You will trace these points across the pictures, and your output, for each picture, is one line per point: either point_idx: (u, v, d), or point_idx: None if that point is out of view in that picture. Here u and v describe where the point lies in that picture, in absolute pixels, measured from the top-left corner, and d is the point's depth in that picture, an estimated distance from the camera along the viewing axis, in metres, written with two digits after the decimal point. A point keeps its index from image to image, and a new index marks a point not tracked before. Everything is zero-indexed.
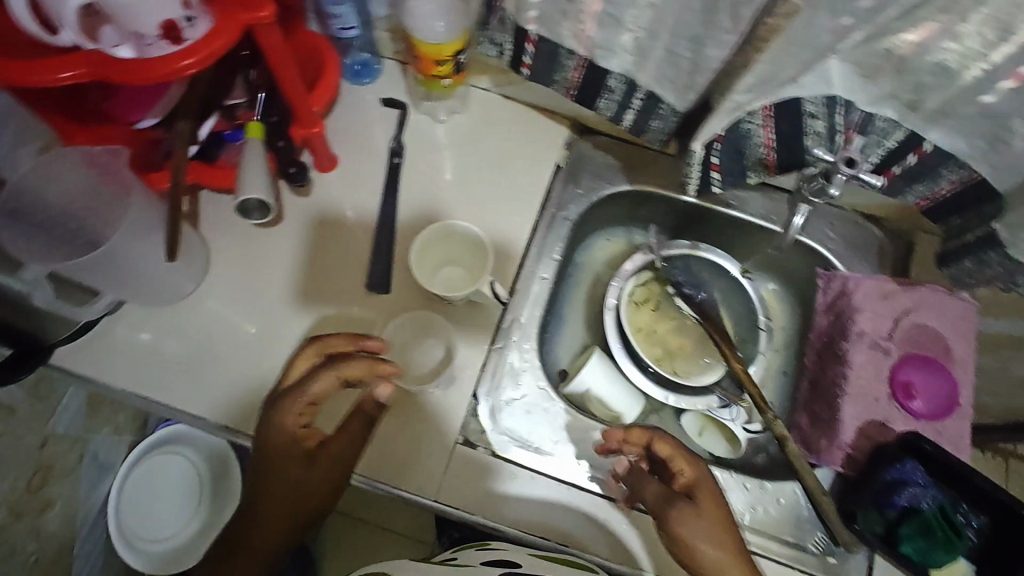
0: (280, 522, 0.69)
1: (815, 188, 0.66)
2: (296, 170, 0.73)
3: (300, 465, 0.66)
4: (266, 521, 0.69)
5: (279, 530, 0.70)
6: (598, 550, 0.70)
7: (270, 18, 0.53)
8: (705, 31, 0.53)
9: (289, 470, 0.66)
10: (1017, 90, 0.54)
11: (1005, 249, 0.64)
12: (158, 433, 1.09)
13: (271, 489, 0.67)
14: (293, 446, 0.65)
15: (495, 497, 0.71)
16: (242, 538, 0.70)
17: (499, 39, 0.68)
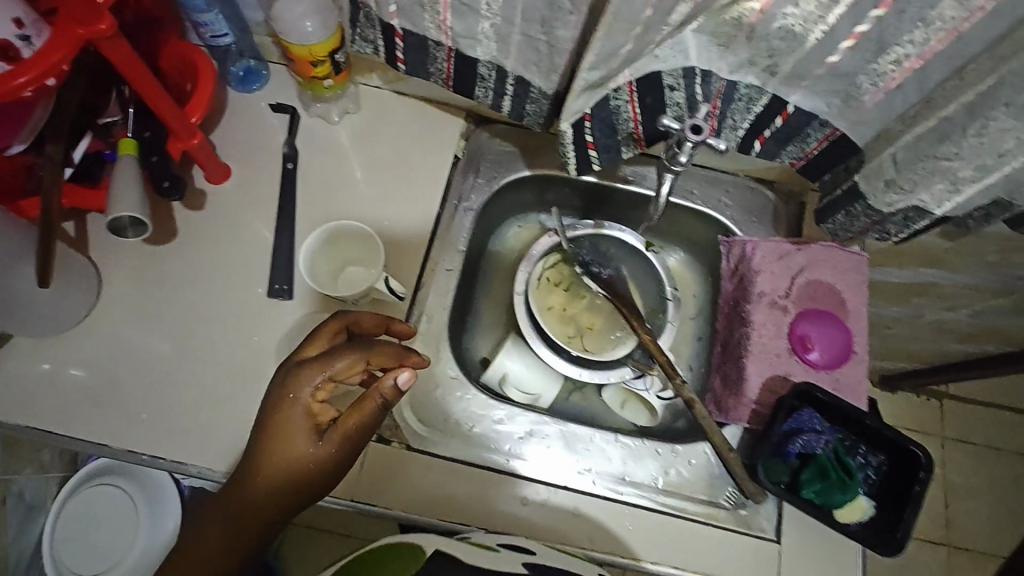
0: (261, 514, 0.58)
1: (672, 154, 0.64)
2: (169, 182, 0.70)
3: (302, 443, 0.56)
4: (244, 505, 0.58)
5: (251, 527, 0.58)
6: (588, 542, 0.71)
7: (111, 31, 0.52)
8: (551, 13, 0.54)
9: (288, 449, 0.56)
10: (855, 48, 0.56)
11: (867, 201, 0.68)
12: (93, 464, 1.06)
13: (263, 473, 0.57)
14: (303, 419, 0.57)
15: (475, 503, 0.72)
16: (209, 526, 0.58)
17: (370, 35, 0.66)
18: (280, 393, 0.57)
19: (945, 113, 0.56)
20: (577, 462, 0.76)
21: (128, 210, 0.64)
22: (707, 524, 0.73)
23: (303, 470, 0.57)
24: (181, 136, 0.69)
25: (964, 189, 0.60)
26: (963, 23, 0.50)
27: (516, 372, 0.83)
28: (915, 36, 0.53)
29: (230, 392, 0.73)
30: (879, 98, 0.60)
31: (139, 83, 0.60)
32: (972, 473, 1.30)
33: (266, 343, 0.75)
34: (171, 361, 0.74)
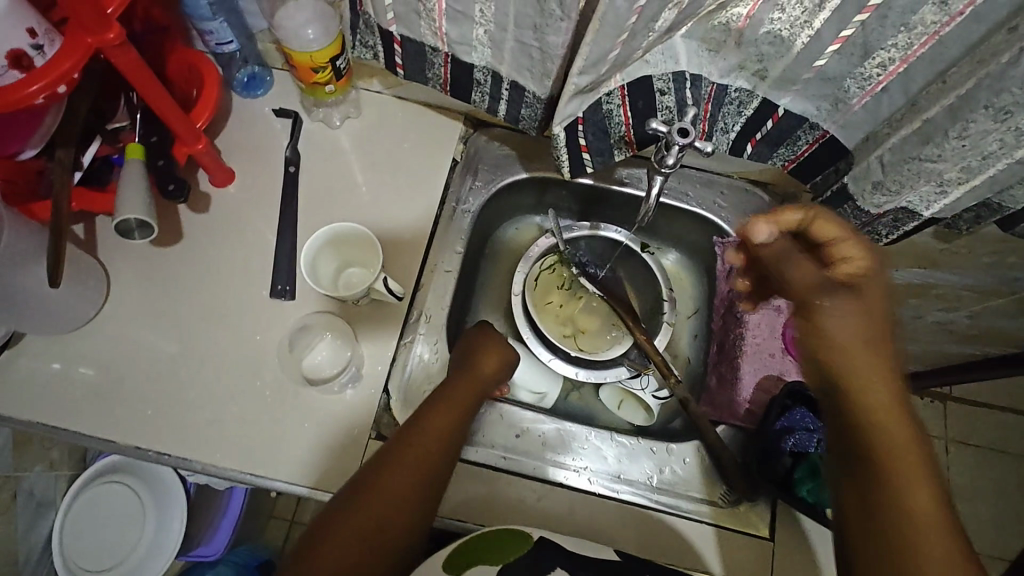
0: (422, 467, 0.65)
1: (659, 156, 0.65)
2: (174, 185, 0.74)
3: (465, 392, 0.70)
4: (408, 459, 0.65)
5: (414, 485, 0.64)
6: (614, 536, 0.73)
7: (118, 39, 0.55)
8: (543, 21, 0.55)
9: (454, 398, 0.70)
10: (840, 52, 0.57)
11: (856, 202, 0.69)
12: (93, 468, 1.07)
13: (430, 422, 0.67)
14: (461, 381, 0.71)
15: (492, 502, 0.73)
16: (376, 484, 0.63)
17: (369, 41, 0.68)
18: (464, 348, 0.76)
19: (928, 116, 0.57)
20: (573, 460, 0.77)
21: (132, 212, 0.66)
22: (708, 524, 0.74)
23: (460, 418, 0.69)
24: (186, 141, 0.71)
25: (951, 190, 0.61)
26: (943, 27, 0.51)
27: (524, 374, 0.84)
28: (898, 41, 0.54)
29: (234, 390, 0.75)
30: (866, 100, 0.61)
31: (145, 88, 0.62)
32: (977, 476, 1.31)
33: (268, 343, 0.77)
34: (176, 361, 0.76)
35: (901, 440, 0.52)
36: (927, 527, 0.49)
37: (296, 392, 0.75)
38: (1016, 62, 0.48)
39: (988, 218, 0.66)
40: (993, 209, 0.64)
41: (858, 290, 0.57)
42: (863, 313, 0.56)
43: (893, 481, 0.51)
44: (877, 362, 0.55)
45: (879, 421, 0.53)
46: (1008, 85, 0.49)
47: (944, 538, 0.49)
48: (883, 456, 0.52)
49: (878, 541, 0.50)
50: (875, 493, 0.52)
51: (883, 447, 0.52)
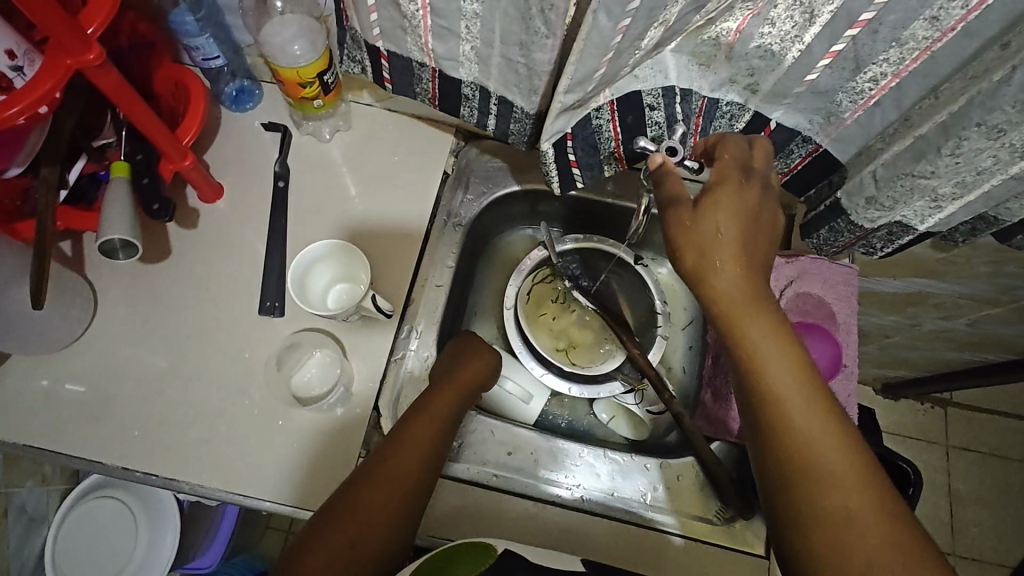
0: (411, 474, 0.63)
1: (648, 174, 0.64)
2: (158, 205, 0.72)
3: (456, 394, 0.70)
4: (397, 468, 0.63)
5: (403, 495, 0.62)
6: (607, 552, 0.72)
7: (99, 60, 0.54)
8: (529, 38, 0.55)
9: (442, 402, 0.69)
10: (832, 66, 0.56)
11: (849, 216, 0.68)
12: (84, 484, 1.06)
13: (418, 431, 0.66)
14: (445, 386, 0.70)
15: (484, 521, 0.73)
16: (365, 493, 0.61)
17: (356, 55, 0.67)
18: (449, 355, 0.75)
19: (920, 133, 0.57)
20: (565, 475, 0.76)
21: (116, 232, 0.65)
22: (702, 541, 0.73)
23: (449, 424, 0.68)
24: (172, 157, 0.71)
25: (945, 205, 0.61)
26: (936, 43, 0.50)
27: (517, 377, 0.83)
28: (890, 56, 0.53)
29: (222, 408, 0.74)
30: (859, 115, 0.60)
31: (129, 108, 0.62)
32: (978, 482, 1.31)
33: (256, 360, 0.76)
34: (163, 380, 0.75)
35: (781, 352, 0.51)
36: (814, 434, 0.50)
37: (285, 411, 0.74)
38: (1006, 81, 0.48)
39: (984, 230, 0.65)
40: (989, 221, 0.63)
41: (711, 213, 0.53)
42: (723, 231, 0.53)
43: (778, 399, 0.51)
44: (743, 273, 0.53)
45: (755, 338, 0.52)
46: (1000, 103, 0.49)
47: (832, 440, 0.49)
48: (763, 375, 0.51)
49: (775, 458, 0.51)
50: (763, 414, 0.51)
51: (766, 365, 0.51)
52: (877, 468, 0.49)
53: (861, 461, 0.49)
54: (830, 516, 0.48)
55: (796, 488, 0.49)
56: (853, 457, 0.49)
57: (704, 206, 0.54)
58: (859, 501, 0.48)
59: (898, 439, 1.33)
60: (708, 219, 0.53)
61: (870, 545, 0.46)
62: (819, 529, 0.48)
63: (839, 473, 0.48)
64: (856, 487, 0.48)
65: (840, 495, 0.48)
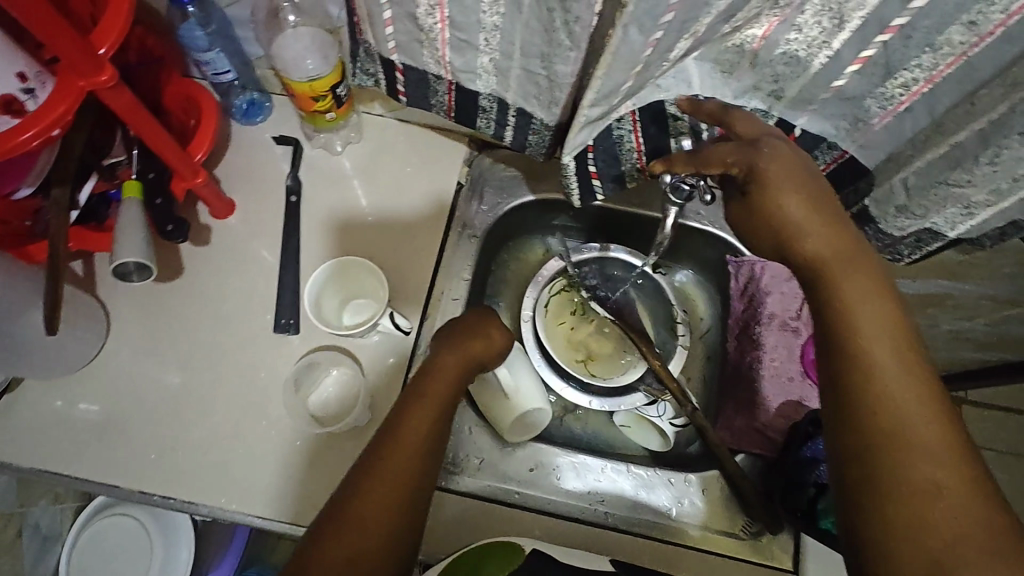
0: (390, 501, 0.55)
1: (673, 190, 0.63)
2: (172, 226, 0.71)
3: (442, 390, 0.62)
4: (376, 494, 0.54)
5: (393, 516, 0.54)
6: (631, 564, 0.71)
7: (112, 81, 0.53)
8: (551, 50, 0.53)
9: (421, 412, 0.60)
10: (861, 72, 0.54)
11: (877, 224, 0.68)
12: (93, 503, 1.05)
13: (397, 450, 0.57)
14: (433, 375, 0.63)
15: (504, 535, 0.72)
16: (342, 525, 0.53)
17: (370, 68, 0.65)
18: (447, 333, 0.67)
19: (957, 140, 0.55)
20: (588, 491, 0.75)
21: (130, 255, 0.64)
22: (727, 557, 0.72)
23: (432, 439, 0.59)
24: (185, 176, 0.70)
25: (978, 212, 0.59)
26: (971, 48, 0.49)
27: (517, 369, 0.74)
28: (923, 61, 0.51)
29: (239, 429, 0.73)
30: (887, 121, 0.58)
31: (139, 125, 0.60)
32: None
33: (273, 379, 0.75)
34: (178, 400, 0.74)
35: (873, 313, 0.49)
36: (902, 397, 0.46)
37: (303, 430, 0.72)
38: None
39: (1014, 235, 0.63)
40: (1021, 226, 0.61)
41: (779, 175, 0.53)
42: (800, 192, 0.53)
43: (865, 355, 0.48)
44: (829, 236, 0.53)
45: (846, 294, 0.50)
46: None
47: (921, 407, 0.46)
48: (851, 326, 0.49)
49: (853, 418, 0.47)
50: (845, 368, 0.48)
51: (853, 321, 0.49)
52: (960, 434, 0.45)
53: (952, 434, 0.45)
54: (910, 479, 0.44)
55: (876, 444, 0.45)
56: (942, 428, 0.45)
57: (768, 169, 0.53)
58: (941, 463, 0.44)
59: None
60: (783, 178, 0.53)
61: (957, 514, 0.42)
62: (896, 489, 0.44)
63: (922, 431, 0.45)
64: (942, 451, 0.44)
65: (925, 457, 0.44)
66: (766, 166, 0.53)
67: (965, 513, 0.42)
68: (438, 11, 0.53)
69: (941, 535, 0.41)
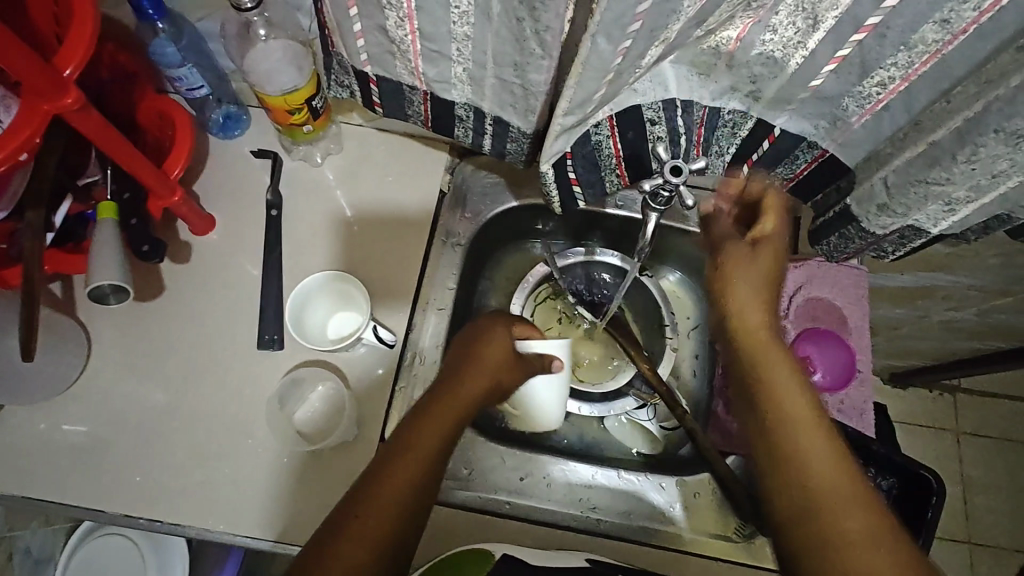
0: (390, 520, 0.53)
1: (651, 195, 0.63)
2: (148, 247, 0.71)
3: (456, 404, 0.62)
4: (377, 514, 0.53)
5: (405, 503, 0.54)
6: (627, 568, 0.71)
7: (77, 103, 0.52)
8: (523, 59, 0.53)
9: (440, 416, 0.61)
10: (837, 71, 0.54)
11: (859, 223, 0.66)
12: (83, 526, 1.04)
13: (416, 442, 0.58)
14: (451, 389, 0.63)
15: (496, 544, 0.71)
16: (338, 544, 0.51)
17: (345, 80, 0.65)
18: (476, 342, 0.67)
19: (934, 138, 0.55)
20: (580, 499, 0.74)
21: (107, 278, 0.63)
22: (722, 560, 0.71)
23: (439, 457, 0.58)
24: (160, 194, 0.69)
25: (959, 208, 0.59)
26: (946, 45, 0.48)
27: (549, 383, 0.68)
28: (898, 59, 0.51)
29: (225, 448, 0.72)
30: (866, 119, 0.58)
31: (108, 145, 0.59)
32: (991, 468, 1.30)
33: (258, 396, 0.74)
34: (163, 420, 0.73)
35: (787, 381, 0.55)
36: (819, 462, 0.51)
37: (289, 447, 0.72)
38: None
39: (997, 228, 0.62)
40: (1003, 220, 0.61)
41: (731, 269, 0.60)
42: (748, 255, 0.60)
43: (781, 409, 0.53)
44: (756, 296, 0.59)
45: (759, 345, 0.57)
46: (1020, 109, 0.47)
47: (834, 466, 0.50)
48: (775, 400, 0.54)
49: (781, 480, 0.51)
50: (774, 439, 0.53)
51: (770, 376, 0.55)
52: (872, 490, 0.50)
53: (858, 483, 0.49)
54: (840, 536, 0.47)
55: (796, 503, 0.50)
56: (848, 477, 0.50)
57: (725, 263, 0.60)
58: (860, 519, 0.48)
59: (911, 429, 1.32)
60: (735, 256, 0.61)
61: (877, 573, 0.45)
62: (829, 549, 0.47)
63: (842, 491, 0.49)
64: (860, 509, 0.48)
65: (848, 519, 0.48)
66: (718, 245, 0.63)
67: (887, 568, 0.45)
68: (407, 23, 0.52)
69: None
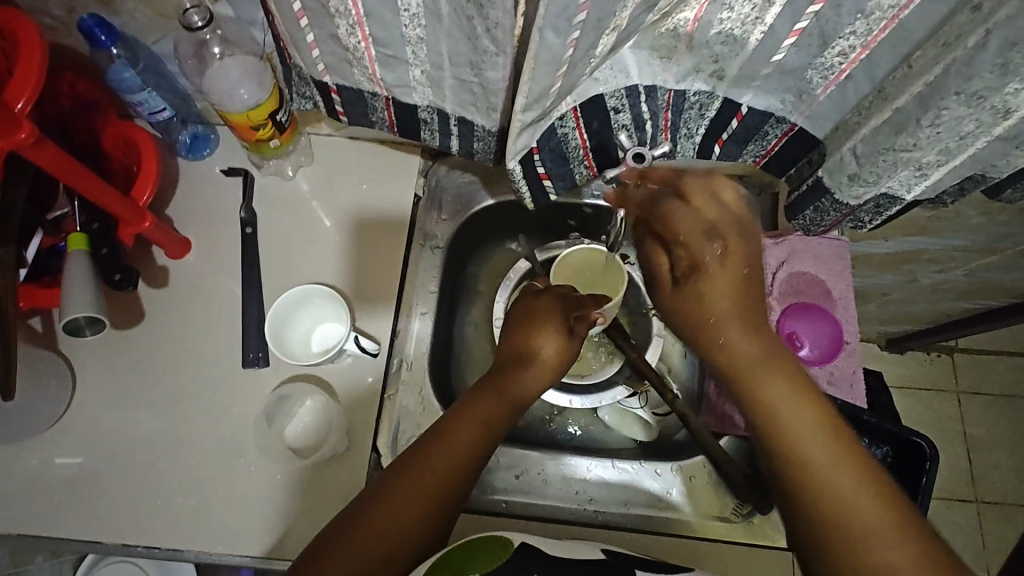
0: (420, 507, 0.54)
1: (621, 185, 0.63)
2: (120, 275, 0.70)
3: (492, 402, 0.60)
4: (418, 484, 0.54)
5: (414, 516, 0.53)
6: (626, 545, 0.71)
7: (32, 137, 0.51)
8: (479, 58, 0.52)
9: (464, 424, 0.58)
10: (798, 45, 0.53)
11: (832, 195, 0.66)
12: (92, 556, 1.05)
13: (437, 458, 0.56)
14: (490, 382, 0.62)
15: None
16: (371, 513, 0.53)
17: (306, 92, 0.64)
18: (526, 320, 0.66)
19: (897, 105, 0.54)
20: (577, 493, 0.74)
21: (81, 310, 0.63)
22: (723, 541, 0.71)
23: (460, 478, 0.56)
24: (130, 221, 0.68)
25: (930, 173, 0.59)
26: (902, 10, 0.48)
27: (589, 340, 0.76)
28: (857, 28, 0.50)
29: (217, 471, 0.72)
30: (831, 90, 0.57)
31: (77, 181, 0.59)
32: (992, 425, 1.30)
33: (247, 415, 0.74)
34: (153, 446, 0.73)
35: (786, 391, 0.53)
36: (834, 478, 0.48)
37: (281, 463, 0.72)
38: (982, 46, 0.46)
39: (972, 189, 0.62)
40: (977, 180, 0.61)
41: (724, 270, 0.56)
42: (732, 305, 0.56)
43: (789, 426, 0.51)
44: (752, 339, 0.55)
45: (764, 391, 0.53)
46: (977, 70, 0.47)
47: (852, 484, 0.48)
48: (771, 411, 0.52)
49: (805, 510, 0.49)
50: (779, 459, 0.51)
51: (768, 386, 0.53)
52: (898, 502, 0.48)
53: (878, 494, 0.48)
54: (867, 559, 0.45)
55: (821, 528, 0.48)
56: (873, 498, 0.47)
57: (716, 275, 0.56)
58: (890, 538, 0.46)
59: (910, 393, 1.32)
60: (716, 295, 0.56)
61: None
62: None
63: (861, 511, 0.47)
64: (886, 529, 0.46)
65: (872, 541, 0.46)
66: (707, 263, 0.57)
67: None
68: (359, 30, 0.51)
69: None
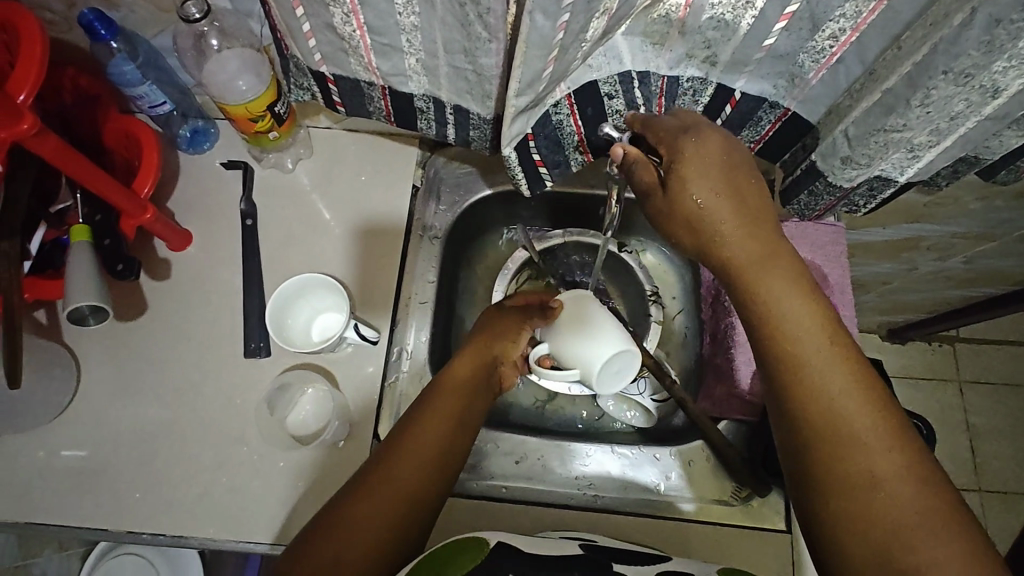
0: (393, 511, 0.56)
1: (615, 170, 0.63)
2: (122, 265, 0.71)
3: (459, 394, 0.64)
4: (403, 474, 0.57)
5: (387, 516, 0.56)
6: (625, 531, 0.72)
7: (34, 127, 0.52)
8: (472, 44, 0.53)
9: (432, 422, 0.61)
10: (789, 29, 0.54)
11: (826, 178, 0.66)
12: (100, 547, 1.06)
13: (403, 461, 0.58)
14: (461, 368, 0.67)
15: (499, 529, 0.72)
16: (343, 517, 0.55)
17: (303, 83, 0.65)
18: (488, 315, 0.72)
19: (887, 86, 0.55)
20: (577, 478, 0.75)
21: (84, 300, 0.64)
22: (720, 526, 0.71)
23: (430, 475, 0.58)
24: (131, 213, 0.69)
25: (922, 154, 0.59)
26: None
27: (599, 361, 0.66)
28: (846, 10, 0.51)
29: (221, 459, 0.73)
30: (823, 74, 0.57)
31: (79, 173, 0.60)
32: (994, 413, 1.30)
33: (249, 404, 0.75)
34: (157, 435, 0.74)
35: (790, 300, 0.51)
36: (829, 387, 0.48)
37: (283, 451, 0.73)
38: (968, 24, 0.47)
39: (966, 171, 0.63)
40: (970, 161, 0.61)
41: (700, 166, 0.53)
42: (727, 206, 0.52)
43: (788, 333, 0.50)
44: (747, 240, 0.52)
45: (765, 298, 0.51)
46: (964, 48, 0.48)
47: (849, 391, 0.48)
48: (771, 319, 0.51)
49: (797, 416, 0.49)
50: (773, 366, 0.51)
51: (766, 292, 0.51)
52: (890, 412, 0.48)
53: (873, 401, 0.48)
54: (852, 465, 0.46)
55: (812, 434, 0.48)
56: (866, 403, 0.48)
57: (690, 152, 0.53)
58: (881, 445, 0.46)
59: (911, 382, 1.32)
60: (696, 189, 0.53)
61: (892, 498, 0.45)
62: (844, 486, 0.46)
63: (855, 417, 0.47)
64: (875, 434, 0.47)
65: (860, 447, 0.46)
66: (689, 158, 0.53)
67: (904, 497, 0.45)
68: (354, 18, 0.52)
69: (885, 515, 0.45)
